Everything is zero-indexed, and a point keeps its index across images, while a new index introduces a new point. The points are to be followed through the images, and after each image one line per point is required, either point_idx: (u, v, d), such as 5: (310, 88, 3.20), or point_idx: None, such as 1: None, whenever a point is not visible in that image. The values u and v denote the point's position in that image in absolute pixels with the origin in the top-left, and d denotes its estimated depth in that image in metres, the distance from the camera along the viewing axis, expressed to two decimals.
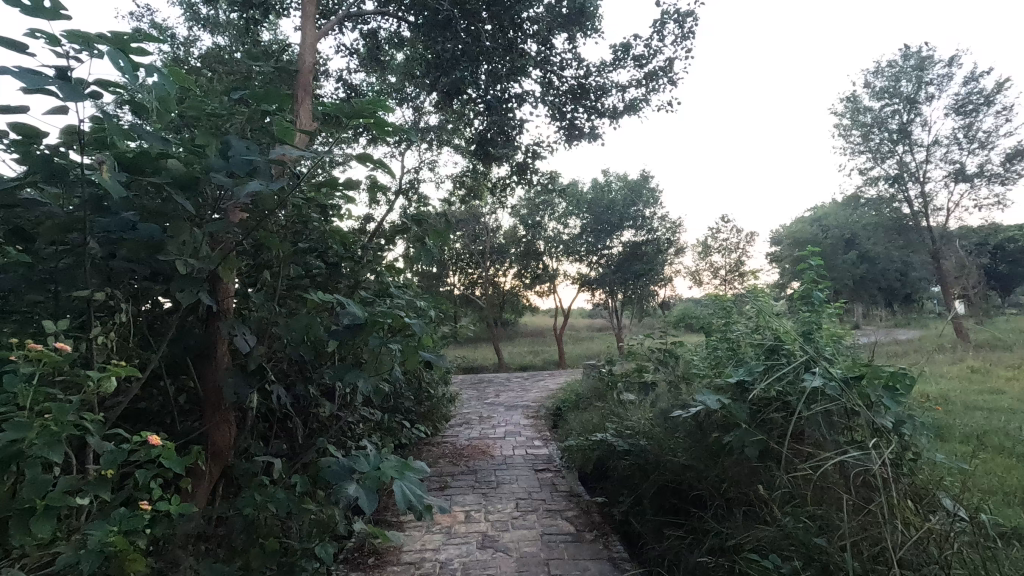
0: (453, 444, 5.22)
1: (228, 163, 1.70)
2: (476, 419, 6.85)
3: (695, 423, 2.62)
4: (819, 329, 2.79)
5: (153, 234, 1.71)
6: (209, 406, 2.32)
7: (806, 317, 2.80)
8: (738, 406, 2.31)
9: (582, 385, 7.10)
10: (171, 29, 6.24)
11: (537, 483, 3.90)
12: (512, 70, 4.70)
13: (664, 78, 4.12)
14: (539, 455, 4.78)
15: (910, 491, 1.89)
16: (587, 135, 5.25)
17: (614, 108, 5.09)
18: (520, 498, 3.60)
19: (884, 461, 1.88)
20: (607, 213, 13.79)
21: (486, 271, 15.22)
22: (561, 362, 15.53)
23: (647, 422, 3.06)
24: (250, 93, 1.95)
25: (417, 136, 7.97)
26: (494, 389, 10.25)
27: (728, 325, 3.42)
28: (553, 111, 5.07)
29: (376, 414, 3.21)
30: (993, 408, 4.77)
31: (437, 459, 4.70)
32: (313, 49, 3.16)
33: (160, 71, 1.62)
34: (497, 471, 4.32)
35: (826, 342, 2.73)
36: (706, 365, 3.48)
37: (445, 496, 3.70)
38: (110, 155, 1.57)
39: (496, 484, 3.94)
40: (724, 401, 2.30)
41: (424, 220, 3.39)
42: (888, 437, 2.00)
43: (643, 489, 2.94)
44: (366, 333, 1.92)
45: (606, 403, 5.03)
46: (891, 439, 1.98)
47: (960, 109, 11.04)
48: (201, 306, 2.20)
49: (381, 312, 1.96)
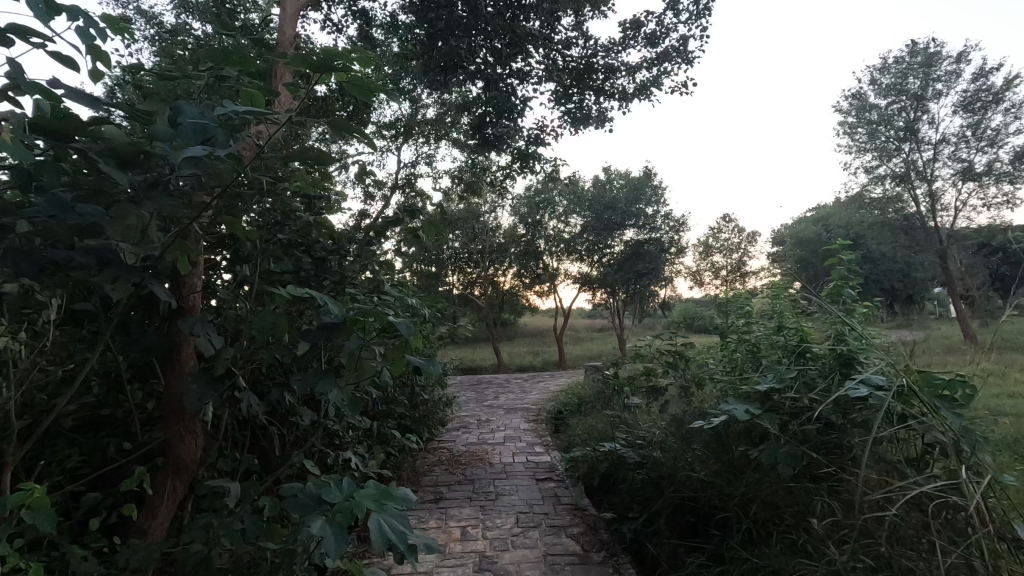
0: (449, 451, 4.96)
1: (176, 133, 1.41)
2: (474, 423, 6.59)
3: (717, 435, 2.36)
4: (853, 330, 2.52)
5: (95, 216, 1.45)
6: (172, 417, 2.06)
7: (838, 317, 2.53)
8: (770, 416, 2.05)
9: (584, 388, 6.84)
10: (158, 16, 5.98)
11: (539, 495, 3.63)
12: (514, 48, 4.45)
13: (676, 58, 3.87)
14: (540, 463, 4.51)
15: (1002, 530, 1.64)
16: (594, 119, 5.00)
17: (624, 91, 4.84)
18: (521, 513, 3.33)
19: (981, 498, 1.62)
20: (608, 211, 13.53)
21: (485, 271, 14.97)
22: (560, 362, 15.26)
23: (660, 430, 2.79)
24: (209, 53, 1.67)
25: (414, 130, 7.72)
26: (493, 391, 9.99)
27: (748, 326, 3.14)
28: (559, 93, 4.82)
29: (365, 421, 2.94)
30: (1018, 416, 4.49)
31: (432, 468, 4.43)
32: (294, 23, 2.90)
33: (90, 17, 1.35)
34: (496, 480, 4.05)
35: (862, 344, 2.46)
36: (723, 369, 3.22)
37: (440, 510, 3.43)
38: (29, 117, 1.34)
39: (495, 496, 3.67)
40: (752, 411, 2.04)
41: (418, 211, 3.12)
42: (974, 463, 1.74)
43: (657, 506, 2.67)
44: (345, 334, 1.63)
45: (611, 408, 4.76)
46: (983, 468, 1.71)
47: (966, 107, 10.78)
48: (160, 302, 1.94)
49: (364, 309, 1.67)
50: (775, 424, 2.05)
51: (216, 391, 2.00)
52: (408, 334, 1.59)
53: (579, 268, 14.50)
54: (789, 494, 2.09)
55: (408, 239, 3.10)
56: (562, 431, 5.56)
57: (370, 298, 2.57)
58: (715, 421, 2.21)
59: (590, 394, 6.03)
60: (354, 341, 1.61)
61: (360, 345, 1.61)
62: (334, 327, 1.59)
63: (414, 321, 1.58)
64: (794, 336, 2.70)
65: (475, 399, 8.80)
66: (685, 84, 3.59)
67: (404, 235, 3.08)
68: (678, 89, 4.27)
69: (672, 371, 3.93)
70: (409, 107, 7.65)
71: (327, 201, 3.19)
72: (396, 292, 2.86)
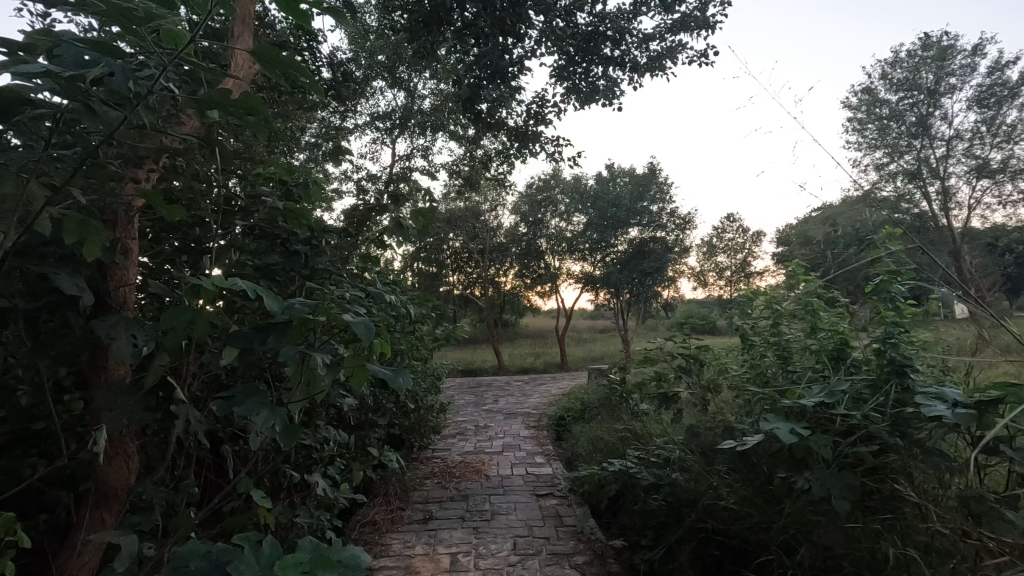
0: (442, 462, 4.61)
1: (54, 63, 1.08)
2: (472, 429, 6.24)
3: (748, 456, 2.02)
4: (904, 331, 2.16)
5: None
6: (98, 436, 1.71)
7: (887, 316, 2.18)
8: (819, 437, 1.68)
9: (588, 392, 6.48)
10: None
11: (539, 514, 3.28)
12: (516, 13, 4.12)
13: (695, 22, 3.51)
14: (540, 477, 4.14)
15: None
16: (602, 93, 4.66)
17: (635, 63, 4.46)
18: (518, 535, 2.97)
19: None
20: (613, 208, 13.00)
21: (486, 271, 14.65)
22: (563, 365, 14.87)
23: (677, 448, 2.44)
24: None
25: (410, 121, 7.37)
26: (494, 395, 9.63)
27: (775, 328, 2.78)
28: (564, 62, 4.51)
29: (340, 435, 2.60)
30: None
31: (423, 481, 4.09)
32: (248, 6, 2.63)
33: None
34: (492, 496, 3.68)
35: (915, 347, 2.10)
36: (747, 375, 2.86)
37: (428, 533, 3.07)
38: None
39: (490, 515, 3.31)
40: (798, 431, 1.68)
41: (402, 196, 2.77)
42: None
43: (676, 537, 2.32)
44: (289, 338, 1.27)
45: (617, 416, 4.39)
46: None
47: (982, 101, 10.22)
48: (75, 298, 1.58)
49: (312, 305, 1.31)
50: (826, 446, 1.68)
51: (149, 407, 1.66)
52: (370, 338, 1.26)
53: (582, 267, 14.12)
54: (851, 539, 1.79)
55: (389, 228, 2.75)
56: (565, 439, 5.20)
57: (341, 294, 2.23)
58: (748, 443, 1.85)
59: (594, 401, 5.65)
60: (302, 352, 1.26)
61: (311, 357, 1.24)
62: (276, 331, 1.26)
63: (376, 323, 1.26)
64: (833, 339, 2.35)
65: (473, 404, 8.43)
66: (705, 50, 3.23)
67: (385, 226, 2.73)
68: (695, 60, 3.91)
69: (686, 377, 3.57)
70: (403, 98, 7.31)
71: (302, 187, 2.85)
72: (372, 288, 2.52)
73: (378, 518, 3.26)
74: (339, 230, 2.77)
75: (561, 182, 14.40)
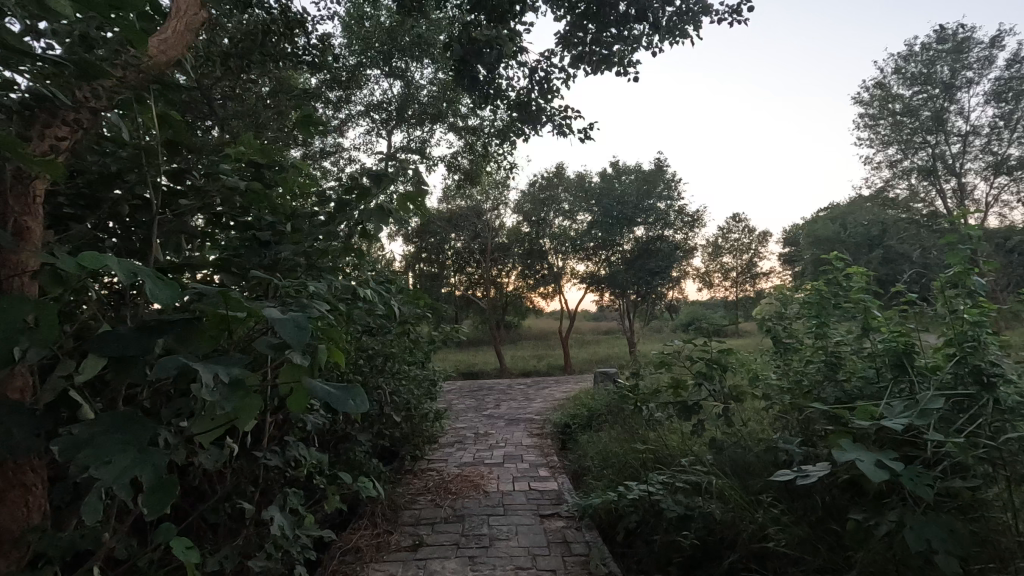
0: (438, 475, 4.24)
1: None
2: (472, 437, 5.86)
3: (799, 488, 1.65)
4: (989, 332, 1.76)
5: None
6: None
7: (970, 314, 1.77)
8: (917, 479, 1.29)
9: (596, 397, 6.07)
10: None
11: (544, 540, 2.89)
12: None
13: None
14: (544, 493, 3.75)
15: None
16: (615, 56, 4.29)
17: (655, 21, 4.04)
18: (520, 567, 2.58)
19: None
20: (618, 206, 12.44)
21: (487, 271, 14.34)
22: (566, 366, 14.48)
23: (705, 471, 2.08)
24: None
25: (407, 110, 6.99)
26: (496, 398, 9.27)
27: (820, 329, 2.38)
28: (574, 22, 4.14)
29: (311, 454, 2.24)
30: None
31: (415, 498, 3.71)
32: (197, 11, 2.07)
33: None
34: (490, 518, 3.29)
35: (1003, 352, 1.71)
36: (785, 383, 2.48)
37: (417, 563, 2.69)
38: None
39: (488, 541, 2.92)
40: (889, 464, 1.28)
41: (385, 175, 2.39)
42: None
43: None
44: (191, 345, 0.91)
45: (629, 425, 3.98)
46: None
47: None
48: None
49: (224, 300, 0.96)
50: (927, 490, 1.29)
51: (43, 431, 1.29)
52: (301, 343, 0.89)
53: (585, 267, 13.70)
54: None
55: (369, 213, 2.37)
56: (571, 450, 4.79)
57: (301, 285, 1.86)
58: (810, 474, 1.47)
59: (602, 408, 5.24)
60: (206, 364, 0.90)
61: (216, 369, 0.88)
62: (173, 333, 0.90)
63: (313, 323, 0.90)
64: (896, 343, 1.96)
65: (473, 409, 8.02)
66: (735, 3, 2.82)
67: (363, 212, 2.35)
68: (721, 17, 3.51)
69: (707, 385, 3.18)
70: (400, 86, 6.93)
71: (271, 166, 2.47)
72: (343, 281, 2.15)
73: (362, 544, 2.89)
74: (311, 215, 2.40)
75: (565, 179, 13.98)
